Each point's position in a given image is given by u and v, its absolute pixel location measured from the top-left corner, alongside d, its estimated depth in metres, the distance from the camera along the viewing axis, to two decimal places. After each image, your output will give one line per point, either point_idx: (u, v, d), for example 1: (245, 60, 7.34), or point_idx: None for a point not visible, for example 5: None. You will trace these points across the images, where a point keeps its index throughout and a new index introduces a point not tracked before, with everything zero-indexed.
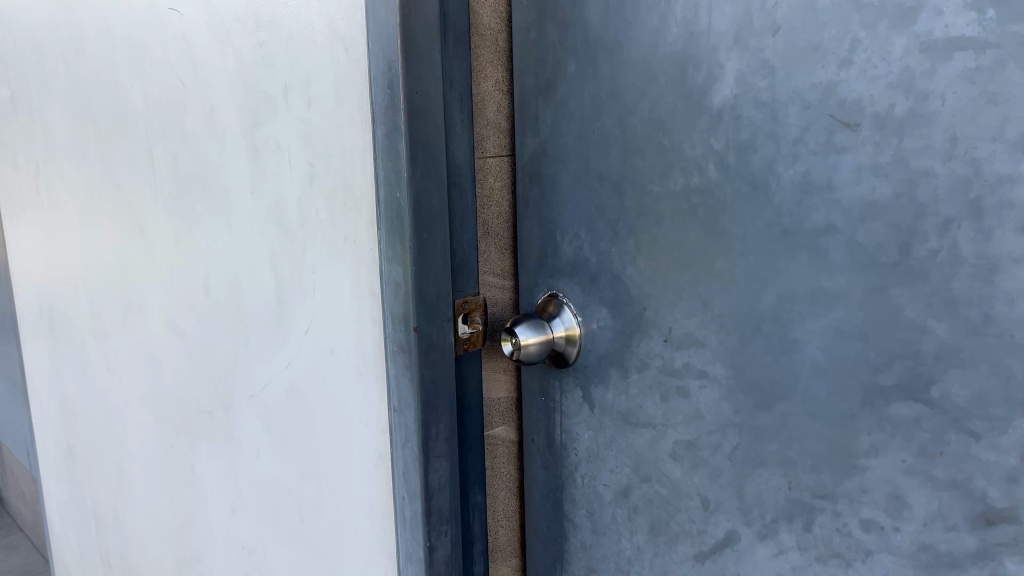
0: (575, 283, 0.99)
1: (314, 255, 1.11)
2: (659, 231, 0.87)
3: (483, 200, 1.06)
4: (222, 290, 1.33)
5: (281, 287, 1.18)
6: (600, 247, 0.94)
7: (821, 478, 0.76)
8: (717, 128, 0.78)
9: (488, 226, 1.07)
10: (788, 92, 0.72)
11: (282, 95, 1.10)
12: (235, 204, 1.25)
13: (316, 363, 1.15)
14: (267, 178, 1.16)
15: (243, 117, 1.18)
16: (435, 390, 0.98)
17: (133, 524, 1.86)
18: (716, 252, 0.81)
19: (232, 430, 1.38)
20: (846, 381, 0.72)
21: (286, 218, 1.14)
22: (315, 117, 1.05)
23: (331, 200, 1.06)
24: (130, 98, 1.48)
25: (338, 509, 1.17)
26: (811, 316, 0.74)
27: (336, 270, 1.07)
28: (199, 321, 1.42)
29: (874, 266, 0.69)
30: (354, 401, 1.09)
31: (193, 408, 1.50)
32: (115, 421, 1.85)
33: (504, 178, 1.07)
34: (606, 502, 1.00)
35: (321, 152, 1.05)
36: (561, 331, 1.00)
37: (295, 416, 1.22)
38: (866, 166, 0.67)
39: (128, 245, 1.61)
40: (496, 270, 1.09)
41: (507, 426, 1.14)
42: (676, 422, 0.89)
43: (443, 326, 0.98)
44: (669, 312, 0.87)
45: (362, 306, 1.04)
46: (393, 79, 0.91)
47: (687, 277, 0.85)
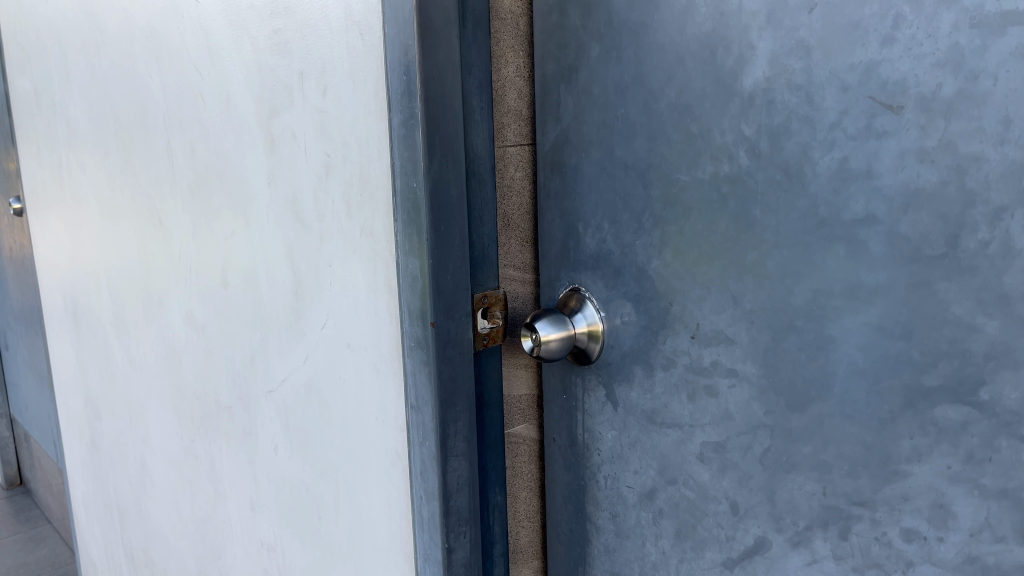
0: (598, 277, 0.95)
1: (330, 249, 1.08)
2: (686, 223, 0.83)
3: (503, 191, 1.04)
4: (240, 284, 1.31)
5: (298, 280, 1.16)
6: (624, 239, 0.91)
7: (858, 484, 0.72)
8: (749, 112, 0.74)
9: (508, 218, 1.05)
10: (825, 74, 0.67)
11: (298, 84, 1.07)
12: (252, 196, 1.22)
13: (333, 360, 1.12)
14: (283, 169, 1.13)
15: (259, 106, 1.15)
16: (453, 387, 0.95)
17: (154, 519, 1.86)
18: (747, 245, 0.77)
19: (250, 426, 1.36)
20: (887, 382, 0.68)
21: (303, 210, 1.12)
22: (331, 106, 1.02)
23: (347, 191, 1.03)
24: (149, 90, 1.46)
25: (355, 508, 1.14)
26: (849, 312, 0.69)
27: (352, 263, 1.04)
28: (217, 315, 1.40)
29: (918, 259, 0.64)
30: (370, 398, 1.06)
31: (211, 402, 1.48)
32: (136, 416, 1.84)
33: (525, 169, 1.03)
34: (630, 505, 0.96)
35: (337, 142, 1.02)
36: (584, 327, 0.97)
37: (313, 413, 1.19)
38: (910, 151, 0.63)
39: (148, 238, 1.60)
40: (516, 263, 1.07)
41: (527, 424, 1.11)
42: (704, 422, 0.85)
43: (461, 322, 0.95)
44: (697, 307, 0.83)
45: (378, 301, 1.01)
46: (410, 65, 0.88)
47: (716, 271, 0.80)
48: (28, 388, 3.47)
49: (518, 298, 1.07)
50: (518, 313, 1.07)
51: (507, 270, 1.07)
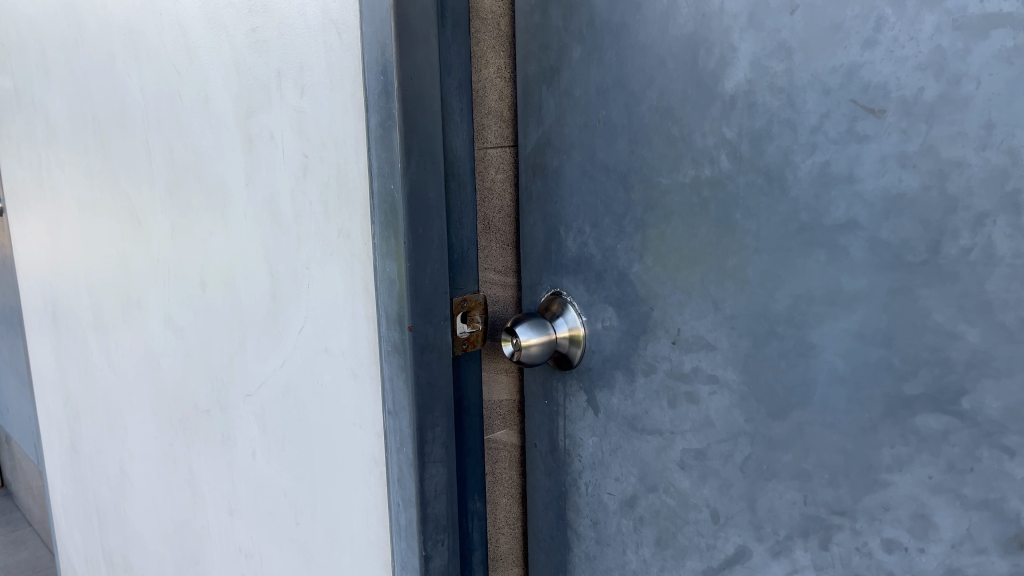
0: (579, 281, 0.94)
1: (308, 250, 1.06)
2: (667, 227, 0.81)
3: (483, 193, 1.00)
4: (218, 286, 1.29)
5: (276, 282, 1.14)
6: (605, 243, 0.89)
7: (839, 493, 0.70)
8: (730, 115, 0.73)
9: (489, 221, 1.02)
10: (807, 76, 0.66)
11: (276, 83, 1.05)
12: (230, 197, 1.20)
13: (311, 363, 1.10)
14: (261, 169, 1.11)
15: (237, 105, 1.14)
16: (431, 392, 0.94)
17: (133, 523, 1.83)
18: (728, 250, 0.76)
19: (228, 430, 1.34)
20: (868, 391, 0.67)
21: (281, 210, 1.10)
22: (309, 106, 1.00)
23: (324, 192, 1.01)
24: (127, 87, 1.44)
25: (333, 514, 1.13)
26: (830, 318, 0.68)
27: (330, 266, 1.02)
28: (195, 316, 1.38)
29: (900, 266, 0.63)
30: (348, 403, 1.05)
31: (190, 406, 1.46)
32: (115, 418, 1.82)
33: (508, 172, 1.02)
34: (610, 512, 0.95)
35: (315, 142, 1.01)
36: (565, 332, 0.95)
37: (291, 417, 1.17)
38: (891, 156, 0.62)
39: (126, 238, 1.57)
40: (497, 268, 1.04)
41: (508, 430, 1.08)
42: (685, 429, 0.84)
43: (440, 326, 0.94)
44: (678, 312, 0.82)
45: (356, 304, 0.99)
46: (387, 64, 0.86)
47: (698, 276, 0.79)
48: (8, 387, 3.43)
49: (497, 303, 1.05)
50: (501, 316, 1.06)
51: (489, 275, 1.03)
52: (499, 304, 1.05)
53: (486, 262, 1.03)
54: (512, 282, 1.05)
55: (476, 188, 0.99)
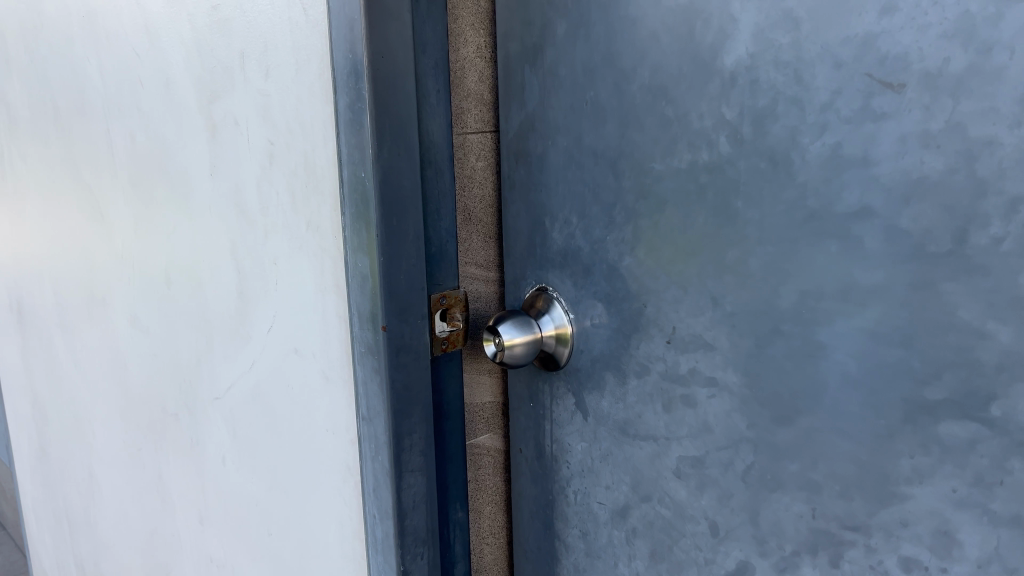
0: (566, 276, 0.88)
1: (276, 244, 0.99)
2: (661, 216, 0.75)
3: (461, 182, 0.94)
4: (183, 283, 1.22)
5: (243, 279, 1.07)
6: (594, 234, 0.83)
7: (851, 507, 0.64)
8: (731, 94, 0.67)
9: (468, 212, 0.95)
10: (816, 49, 0.60)
11: (239, 65, 0.98)
12: (194, 189, 1.13)
13: (280, 365, 1.03)
14: (225, 158, 1.04)
15: (199, 89, 1.06)
16: (408, 396, 0.87)
17: (104, 530, 1.76)
18: (728, 242, 0.69)
19: (197, 435, 1.27)
20: (885, 395, 0.61)
21: (247, 202, 1.03)
22: (273, 89, 0.93)
23: (292, 181, 0.94)
24: (87, 74, 1.36)
25: (307, 524, 1.06)
26: (841, 316, 0.62)
27: (299, 261, 0.95)
28: (161, 315, 1.31)
29: (922, 257, 0.57)
30: (320, 408, 0.98)
31: (157, 409, 1.39)
32: (83, 422, 1.74)
33: (489, 160, 0.95)
34: (601, 523, 0.89)
35: (281, 128, 0.94)
36: (551, 330, 0.89)
37: (261, 422, 1.10)
38: (912, 135, 0.56)
39: (89, 233, 1.50)
40: (478, 262, 0.97)
41: (492, 434, 1.02)
42: (681, 435, 0.77)
43: (417, 326, 0.87)
44: (673, 309, 0.75)
45: (327, 302, 0.92)
46: (356, 41, 0.79)
47: (695, 270, 0.73)
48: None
49: (479, 299, 0.98)
50: (483, 313, 0.99)
51: (468, 270, 0.97)
52: (480, 300, 0.98)
53: (465, 256, 0.96)
54: (495, 276, 0.99)
55: (455, 177, 0.93)
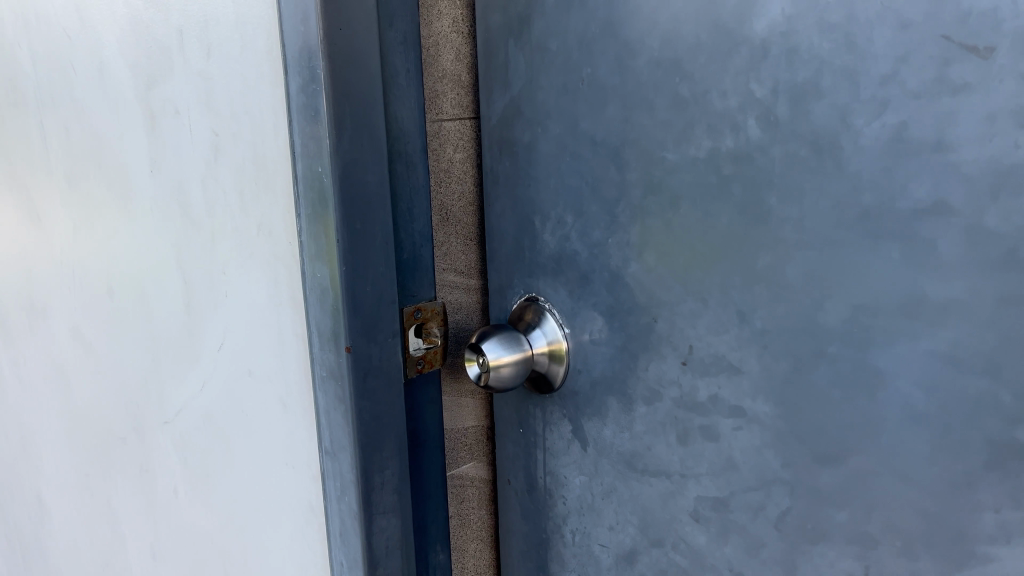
0: (560, 284, 0.76)
1: (224, 250, 0.86)
2: (675, 215, 0.63)
3: (438, 177, 0.82)
4: (127, 293, 1.09)
5: (190, 290, 0.94)
6: (593, 237, 0.71)
7: (916, 567, 0.53)
8: (762, 66, 0.55)
9: (446, 211, 0.83)
10: (874, 7, 0.48)
11: (178, 44, 0.85)
12: (135, 188, 1.00)
13: (233, 388, 0.90)
14: (166, 152, 0.91)
15: (135, 74, 0.93)
16: (378, 427, 0.75)
17: (55, 559, 1.62)
18: (759, 245, 0.57)
19: (147, 462, 1.14)
20: (962, 435, 0.49)
21: (192, 202, 0.90)
22: (216, 71, 0.80)
23: (240, 178, 0.81)
24: (17, 60, 1.22)
25: (267, 567, 0.93)
26: (906, 336, 0.50)
27: (251, 270, 0.83)
28: (104, 329, 1.17)
29: (1015, 266, 0.46)
30: (278, 438, 0.85)
31: (104, 432, 1.25)
32: (29, 442, 1.60)
33: (469, 151, 0.83)
34: (604, 569, 0.77)
35: (226, 116, 0.81)
36: (543, 347, 0.77)
37: (214, 451, 0.98)
38: (1004, 112, 0.44)
39: (26, 237, 1.35)
40: (461, 267, 0.85)
41: (476, 463, 0.90)
42: (699, 472, 0.66)
43: (387, 345, 0.75)
44: (690, 325, 0.64)
45: (283, 317, 0.80)
46: (307, 10, 0.66)
47: (717, 278, 0.61)
48: None
49: (460, 311, 0.86)
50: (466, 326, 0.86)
51: (448, 278, 0.84)
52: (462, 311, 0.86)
53: (444, 262, 0.83)
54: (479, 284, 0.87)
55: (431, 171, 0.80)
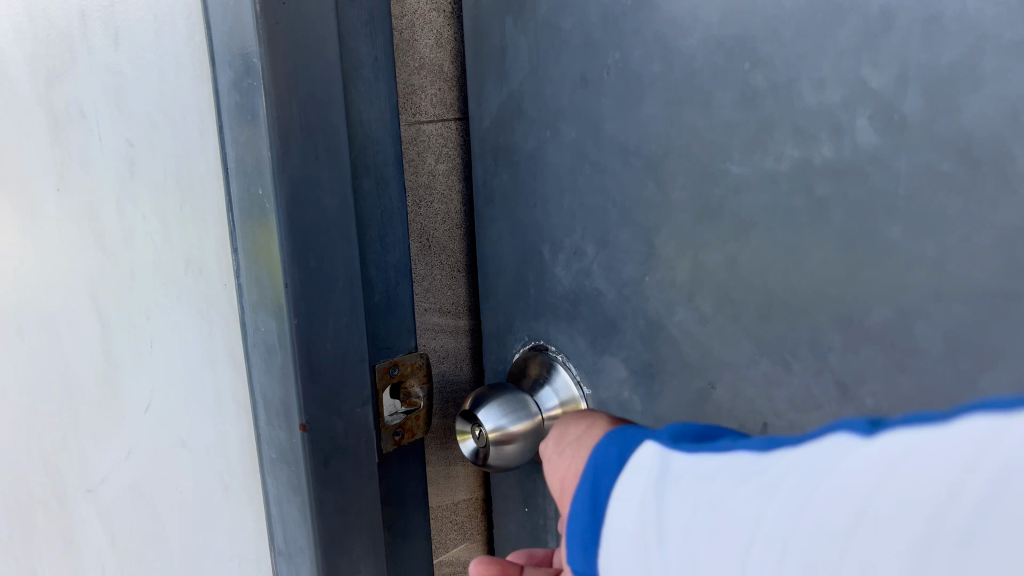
0: (576, 333, 0.59)
1: (147, 290, 0.68)
2: (744, 250, 0.47)
3: (416, 194, 0.64)
4: (39, 335, 0.90)
5: (109, 336, 0.76)
6: (622, 274, 0.54)
7: None
8: (882, 44, 0.39)
9: (427, 237, 0.66)
10: None
11: (82, 30, 0.67)
12: (40, 209, 0.81)
13: (164, 460, 0.73)
14: (73, 166, 0.73)
15: (34, 68, 0.75)
16: (347, 523, 0.57)
17: None
18: (873, 294, 0.42)
19: (71, 533, 0.96)
20: None
21: (106, 229, 0.72)
22: (127, 62, 0.62)
23: (162, 201, 0.63)
24: None
25: None
26: None
27: (179, 317, 0.65)
28: (17, 375, 0.98)
29: None
30: (220, 526, 0.68)
31: (22, 493, 1.06)
32: None
33: (456, 159, 0.66)
34: None
35: (140, 121, 0.63)
36: (555, 410, 0.60)
37: (146, 530, 0.80)
38: None
39: None
40: (448, 305, 0.68)
41: (467, 545, 0.73)
42: None
43: (355, 416, 0.57)
44: (765, 397, 0.47)
45: (220, 379, 0.62)
46: None
47: (806, 337, 0.45)
48: None
49: (449, 358, 0.69)
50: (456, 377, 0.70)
51: (432, 319, 0.68)
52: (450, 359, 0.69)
53: (426, 298, 0.67)
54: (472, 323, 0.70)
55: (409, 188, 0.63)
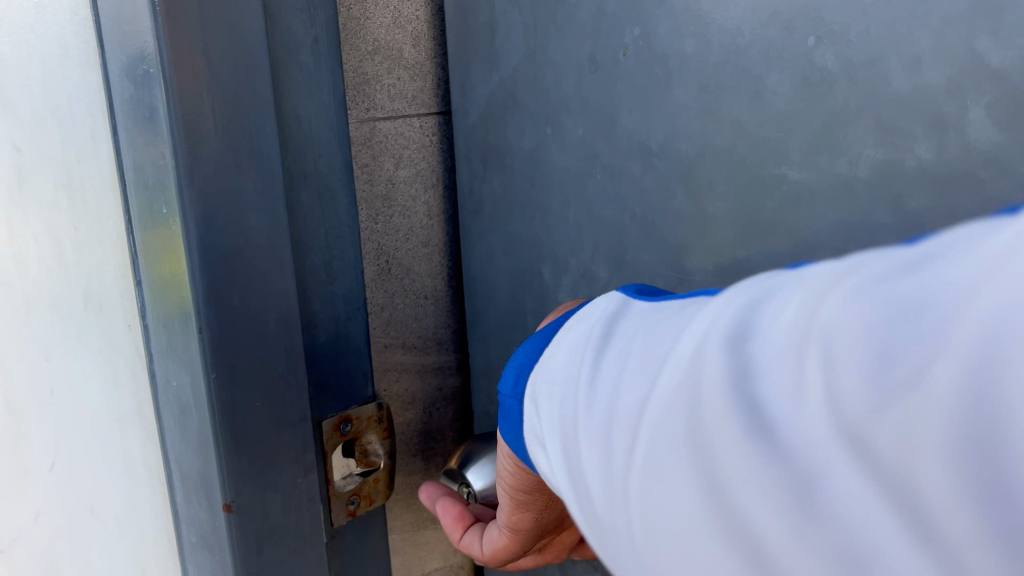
0: None
1: (44, 332, 0.57)
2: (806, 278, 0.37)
3: (372, 211, 0.53)
4: None
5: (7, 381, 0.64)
6: None
7: None
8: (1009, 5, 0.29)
9: (387, 258, 0.54)
10: None
11: None
12: None
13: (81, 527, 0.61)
14: None
15: None
16: None
17: None
18: None
19: None
20: None
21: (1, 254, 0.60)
22: (13, 52, 0.51)
23: (57, 225, 0.52)
24: None
25: None
26: None
27: (82, 364, 0.54)
28: None
29: None
30: None
31: None
32: None
33: (421, 166, 0.55)
34: None
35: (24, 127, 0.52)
36: None
37: None
38: None
39: None
40: (411, 342, 0.57)
41: None
42: None
43: None
44: None
45: (133, 439, 0.52)
46: None
47: None
48: None
49: (415, 403, 0.58)
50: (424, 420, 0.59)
51: (394, 360, 0.56)
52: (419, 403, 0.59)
53: (384, 333, 0.56)
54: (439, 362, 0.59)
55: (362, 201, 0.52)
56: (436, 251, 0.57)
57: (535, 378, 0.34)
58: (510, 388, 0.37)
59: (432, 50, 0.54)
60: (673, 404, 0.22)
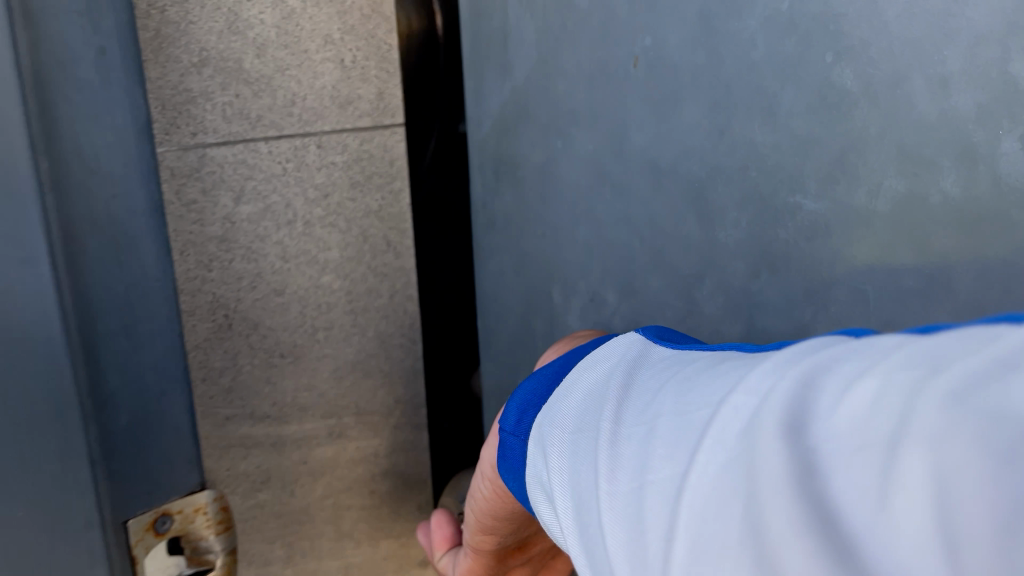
0: None
1: None
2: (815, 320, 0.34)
3: (204, 258, 0.53)
4: None
5: None
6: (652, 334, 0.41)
7: None
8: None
9: (217, 303, 0.54)
10: None
11: None
12: None
13: None
14: None
15: None
16: None
17: None
18: None
19: None
20: None
21: None
22: None
23: None
24: None
25: None
26: None
27: None
28: None
29: None
30: None
31: None
32: None
33: (277, 212, 0.54)
34: None
35: None
36: None
37: None
38: None
39: None
40: (263, 409, 0.57)
41: None
42: None
43: None
44: None
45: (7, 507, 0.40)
46: None
47: None
48: None
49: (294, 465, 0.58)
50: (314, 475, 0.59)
51: (242, 428, 0.57)
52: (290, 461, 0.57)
53: (223, 395, 0.56)
54: (311, 410, 0.57)
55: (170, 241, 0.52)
56: (297, 314, 0.56)
57: (545, 417, 0.27)
58: (514, 426, 0.29)
59: (306, 81, 0.52)
60: (726, 462, 0.17)
